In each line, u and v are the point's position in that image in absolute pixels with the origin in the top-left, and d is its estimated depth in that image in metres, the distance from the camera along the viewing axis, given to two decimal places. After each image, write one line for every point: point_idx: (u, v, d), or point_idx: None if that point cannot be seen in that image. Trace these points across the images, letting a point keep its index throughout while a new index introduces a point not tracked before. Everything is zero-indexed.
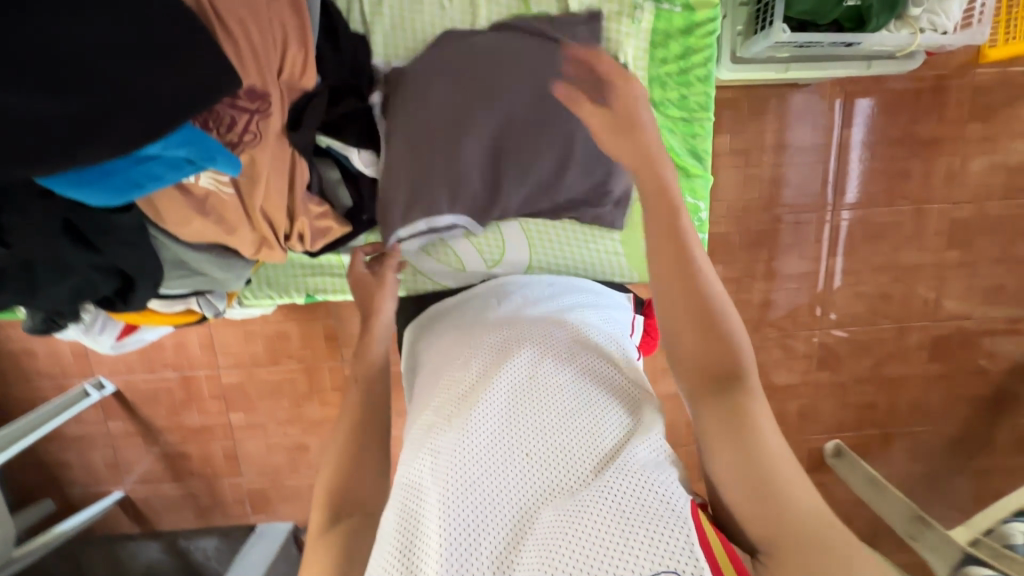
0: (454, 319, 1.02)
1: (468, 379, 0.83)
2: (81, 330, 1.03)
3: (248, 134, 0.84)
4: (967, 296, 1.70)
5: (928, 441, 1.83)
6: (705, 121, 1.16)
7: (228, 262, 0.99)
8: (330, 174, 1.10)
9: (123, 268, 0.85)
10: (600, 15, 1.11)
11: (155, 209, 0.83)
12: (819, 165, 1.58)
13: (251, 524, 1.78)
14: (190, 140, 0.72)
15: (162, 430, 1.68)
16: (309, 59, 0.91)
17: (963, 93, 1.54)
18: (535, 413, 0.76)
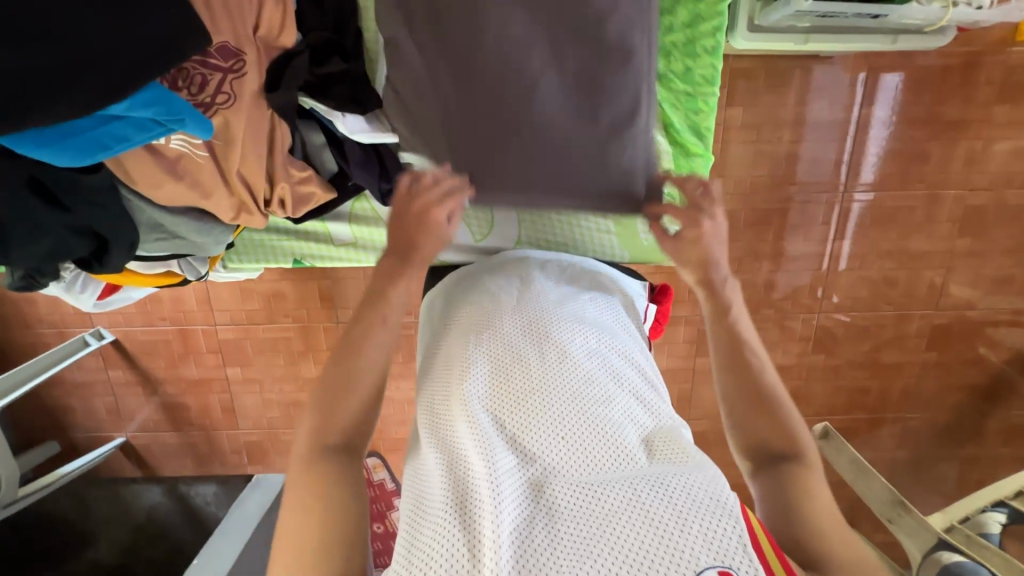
0: (464, 296, 0.97)
1: (498, 357, 0.81)
2: (63, 288, 1.04)
3: (221, 94, 0.86)
4: (974, 285, 1.66)
5: (918, 427, 1.84)
6: (710, 96, 1.10)
7: (206, 228, 0.99)
8: (313, 138, 1.06)
9: (96, 229, 0.86)
10: None
11: (125, 171, 0.85)
12: (834, 144, 1.52)
13: (248, 474, 1.84)
14: (155, 101, 0.76)
15: (161, 380, 1.71)
16: (286, 15, 0.90)
17: (994, 73, 1.45)
18: (572, 398, 0.76)
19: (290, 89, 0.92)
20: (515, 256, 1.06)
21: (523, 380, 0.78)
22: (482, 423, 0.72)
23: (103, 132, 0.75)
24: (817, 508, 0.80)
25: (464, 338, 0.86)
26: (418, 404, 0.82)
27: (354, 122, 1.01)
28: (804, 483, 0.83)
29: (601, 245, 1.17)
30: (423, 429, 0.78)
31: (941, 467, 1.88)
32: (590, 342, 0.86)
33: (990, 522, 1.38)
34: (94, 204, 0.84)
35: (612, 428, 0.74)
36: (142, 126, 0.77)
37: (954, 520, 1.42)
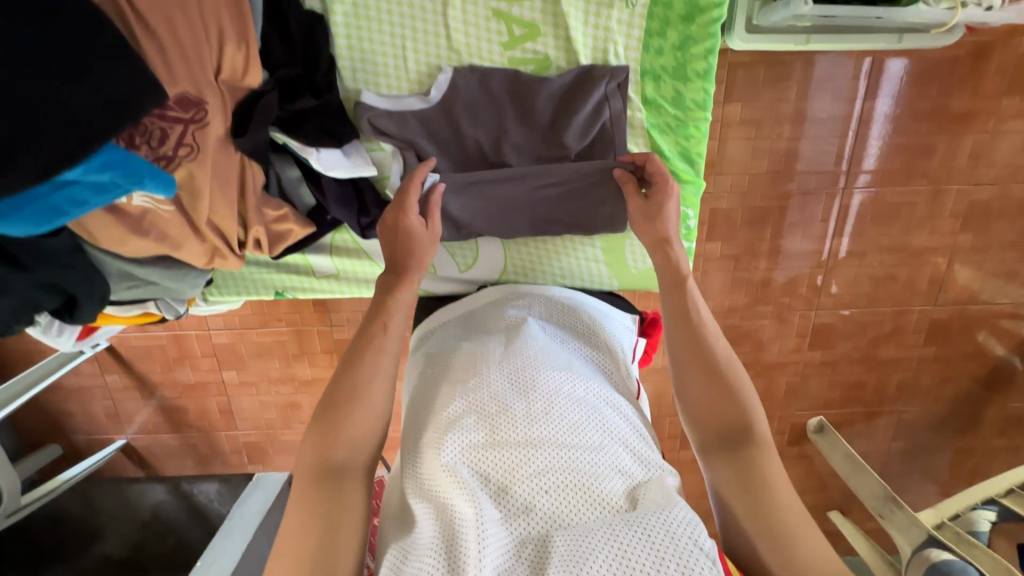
0: (448, 342, 0.96)
1: (481, 406, 0.80)
2: (39, 331, 0.98)
3: (183, 147, 0.83)
4: (974, 280, 1.64)
5: (913, 419, 1.84)
6: (700, 121, 1.07)
7: (180, 274, 0.98)
8: (289, 172, 1.02)
9: (65, 289, 0.84)
10: (591, 4, 0.99)
11: (87, 231, 0.82)
12: (835, 139, 1.47)
13: (250, 472, 1.87)
14: (111, 164, 0.70)
15: (158, 384, 1.72)
16: (250, 56, 0.85)
17: (1004, 63, 1.40)
18: (556, 448, 0.75)
19: (257, 134, 0.89)
20: (500, 292, 1.04)
21: (508, 430, 0.77)
22: (466, 478, 0.72)
23: (57, 199, 0.68)
24: (769, 473, 0.88)
25: (448, 385, 0.85)
26: (402, 452, 0.82)
27: (329, 157, 0.96)
28: (761, 467, 0.88)
29: (589, 273, 1.15)
30: (409, 480, 0.78)
31: (934, 458, 1.90)
32: (575, 386, 0.84)
33: (979, 520, 1.41)
34: (63, 265, 0.81)
35: (598, 478, 0.74)
36: (96, 188, 0.71)
37: (945, 518, 1.44)
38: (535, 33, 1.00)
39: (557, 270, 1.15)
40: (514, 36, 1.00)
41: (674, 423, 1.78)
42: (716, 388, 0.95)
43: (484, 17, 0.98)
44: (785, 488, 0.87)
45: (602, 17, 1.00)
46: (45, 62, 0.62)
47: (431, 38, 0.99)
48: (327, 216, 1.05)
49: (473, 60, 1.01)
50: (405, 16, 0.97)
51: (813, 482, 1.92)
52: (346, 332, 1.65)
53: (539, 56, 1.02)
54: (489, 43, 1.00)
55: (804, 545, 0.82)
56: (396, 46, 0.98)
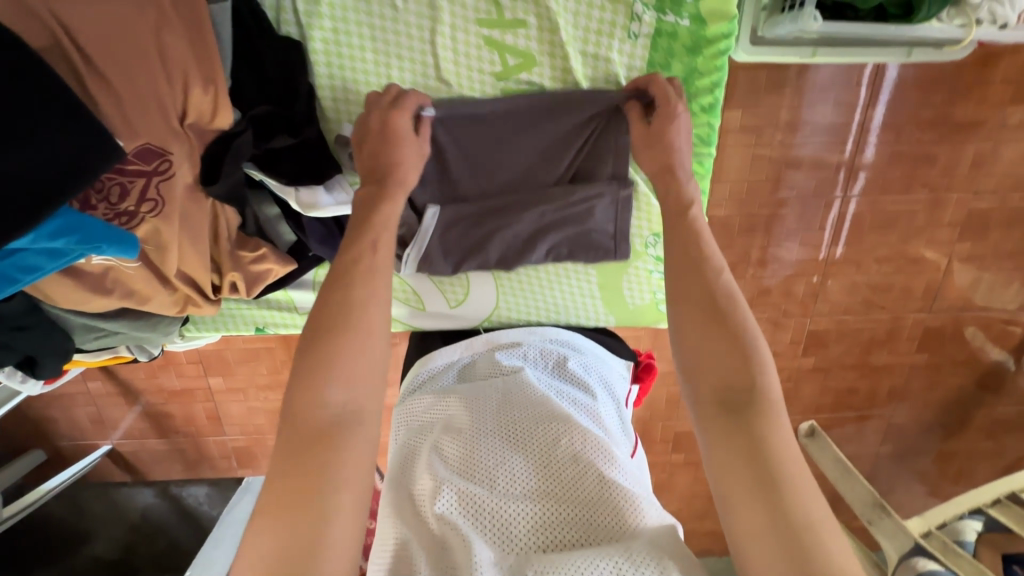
0: (441, 395, 0.95)
1: (482, 458, 0.81)
2: (6, 378, 0.99)
3: (147, 202, 0.82)
4: (970, 288, 1.63)
5: (902, 423, 1.86)
6: (705, 157, 1.03)
7: (145, 323, 1.00)
8: (267, 211, 0.99)
9: (24, 348, 0.87)
10: (586, 33, 0.94)
11: (44, 293, 0.85)
12: (836, 147, 1.44)
13: (240, 476, 1.85)
14: (65, 229, 0.70)
15: (142, 391, 1.68)
16: (218, 100, 0.83)
17: (1011, 69, 1.36)
18: (556, 501, 0.76)
19: (230, 177, 0.87)
20: (491, 343, 1.05)
21: (509, 483, 0.78)
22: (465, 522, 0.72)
23: (13, 264, 0.70)
24: (780, 448, 0.74)
25: (447, 436, 0.85)
26: (394, 500, 0.80)
27: (310, 194, 0.93)
28: (768, 438, 0.75)
29: (582, 309, 1.16)
30: (400, 528, 0.75)
31: (922, 460, 1.92)
32: (574, 440, 0.86)
33: (966, 530, 1.42)
34: (20, 327, 0.85)
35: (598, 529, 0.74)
36: (54, 252, 0.72)
37: (931, 527, 1.46)
38: (529, 64, 0.96)
39: (551, 306, 1.16)
40: (507, 66, 0.96)
41: (666, 428, 1.78)
42: (713, 335, 0.83)
43: (476, 45, 0.94)
44: (799, 470, 0.73)
45: (597, 48, 0.95)
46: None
47: (421, 68, 0.95)
48: (309, 253, 1.03)
49: (463, 93, 0.97)
50: (393, 45, 0.93)
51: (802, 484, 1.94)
52: None
53: (536, 87, 0.98)
54: (479, 72, 0.96)
55: (818, 537, 0.68)
56: (384, 77, 0.95)
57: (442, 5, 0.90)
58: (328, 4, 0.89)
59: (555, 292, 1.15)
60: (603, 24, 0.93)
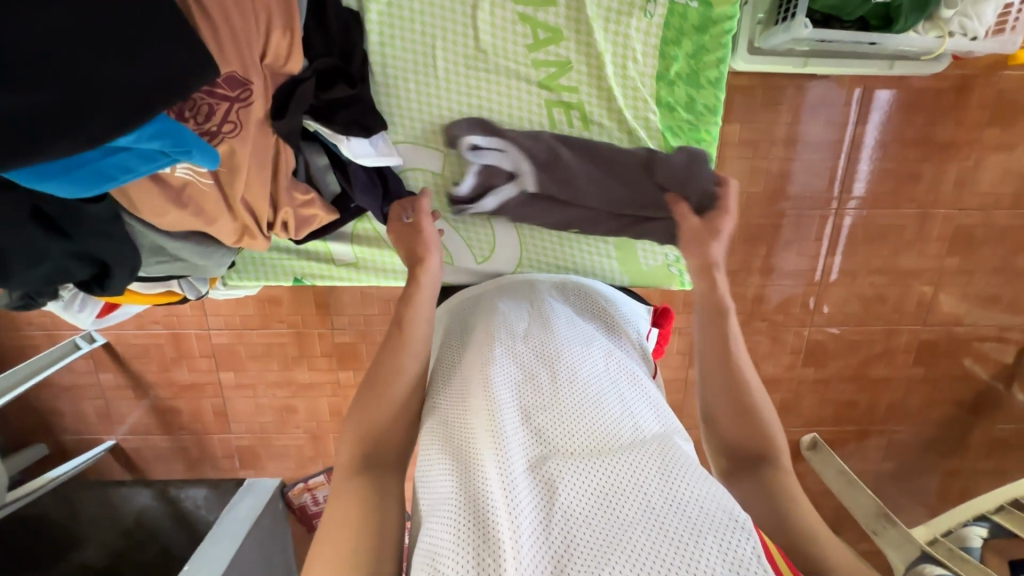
0: (468, 323, 1.00)
1: (510, 375, 0.85)
2: (61, 305, 1.01)
3: (228, 123, 0.81)
4: (961, 302, 1.69)
5: (903, 439, 1.87)
6: (711, 126, 1.08)
7: (208, 250, 0.98)
8: (317, 160, 1.02)
9: (98, 257, 0.83)
10: (606, 11, 0.99)
11: (129, 201, 0.81)
12: (829, 162, 1.54)
13: (240, 478, 1.83)
14: (161, 133, 0.69)
15: (153, 384, 1.70)
16: (295, 43, 0.84)
17: (986, 95, 1.48)
18: (582, 414, 0.80)
19: (297, 115, 0.89)
20: (518, 279, 1.09)
21: (536, 396, 0.82)
22: (498, 430, 0.76)
23: (101, 165, 0.67)
24: (799, 510, 0.84)
25: (474, 356, 0.89)
26: (432, 422, 0.86)
27: (359, 145, 0.96)
28: (779, 483, 0.88)
29: (600, 269, 1.16)
30: (441, 445, 0.81)
31: (924, 478, 1.92)
32: (597, 363, 0.89)
33: (971, 536, 1.42)
34: (101, 235, 0.80)
35: (622, 439, 0.78)
36: (141, 154, 0.70)
37: (937, 534, 1.47)
38: (558, 38, 1.00)
39: (571, 265, 1.16)
40: (539, 39, 1.00)
41: None
42: (744, 414, 0.94)
43: (508, 16, 0.98)
44: (822, 526, 0.82)
45: (622, 24, 1.00)
46: (100, 36, 0.59)
47: (460, 37, 0.98)
48: (351, 205, 1.07)
49: (496, 63, 1.01)
50: (433, 13, 0.96)
51: (806, 501, 1.93)
52: (347, 336, 1.65)
53: (561, 58, 1.01)
54: (508, 42, 0.99)
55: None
56: (426, 46, 0.98)
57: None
58: None
59: (575, 251, 1.16)
60: (623, 4, 0.99)
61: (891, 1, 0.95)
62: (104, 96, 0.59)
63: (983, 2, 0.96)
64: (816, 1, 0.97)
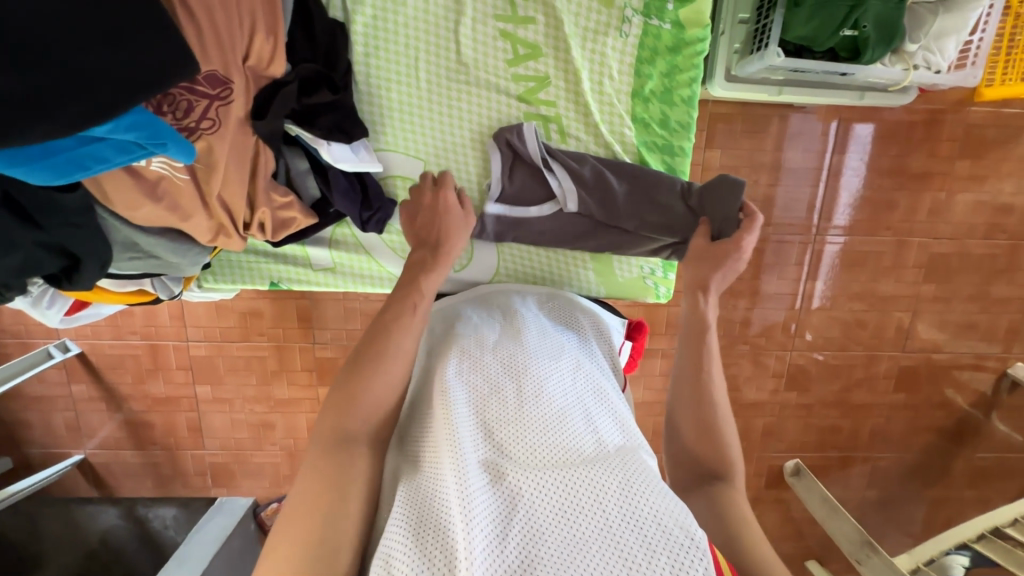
0: (438, 331, 0.99)
1: (475, 387, 0.84)
2: (29, 302, 1.00)
3: (206, 120, 0.83)
4: (939, 329, 1.72)
5: (886, 467, 1.87)
6: (685, 143, 1.11)
7: (183, 247, 0.97)
8: (298, 164, 1.03)
9: (68, 248, 0.81)
10: (585, 30, 1.03)
11: (102, 191, 0.81)
12: (807, 189, 1.58)
13: (212, 497, 1.78)
14: (138, 124, 0.69)
15: (127, 397, 1.66)
16: (278, 48, 0.87)
17: (955, 129, 1.54)
18: (545, 428, 0.80)
19: (276, 117, 0.90)
20: (498, 289, 1.09)
21: (500, 407, 0.81)
22: (459, 439, 0.75)
23: (79, 154, 0.67)
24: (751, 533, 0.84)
25: (441, 365, 0.89)
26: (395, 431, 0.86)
27: (339, 150, 0.97)
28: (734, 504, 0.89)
29: (575, 279, 1.18)
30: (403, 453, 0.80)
31: (908, 508, 1.90)
32: (565, 378, 0.89)
33: (953, 565, 1.40)
34: (70, 223, 0.79)
35: (583, 453, 0.78)
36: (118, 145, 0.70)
37: (920, 563, 1.43)
38: (537, 54, 1.03)
39: (547, 276, 1.18)
40: (518, 54, 1.03)
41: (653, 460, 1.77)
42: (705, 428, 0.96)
43: (489, 33, 1.01)
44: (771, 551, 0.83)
45: (597, 43, 1.03)
46: (82, 27, 0.60)
47: (442, 49, 1.01)
48: (330, 210, 1.07)
49: (476, 77, 1.03)
50: (416, 25, 0.99)
51: (790, 529, 1.91)
52: (328, 351, 1.64)
53: (540, 74, 1.04)
54: (490, 56, 1.02)
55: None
56: (409, 57, 1.01)
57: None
58: None
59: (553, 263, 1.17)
60: (600, 24, 1.02)
61: (858, 33, 0.99)
62: (80, 85, 0.59)
63: (945, 38, 1.02)
64: (787, 31, 1.01)
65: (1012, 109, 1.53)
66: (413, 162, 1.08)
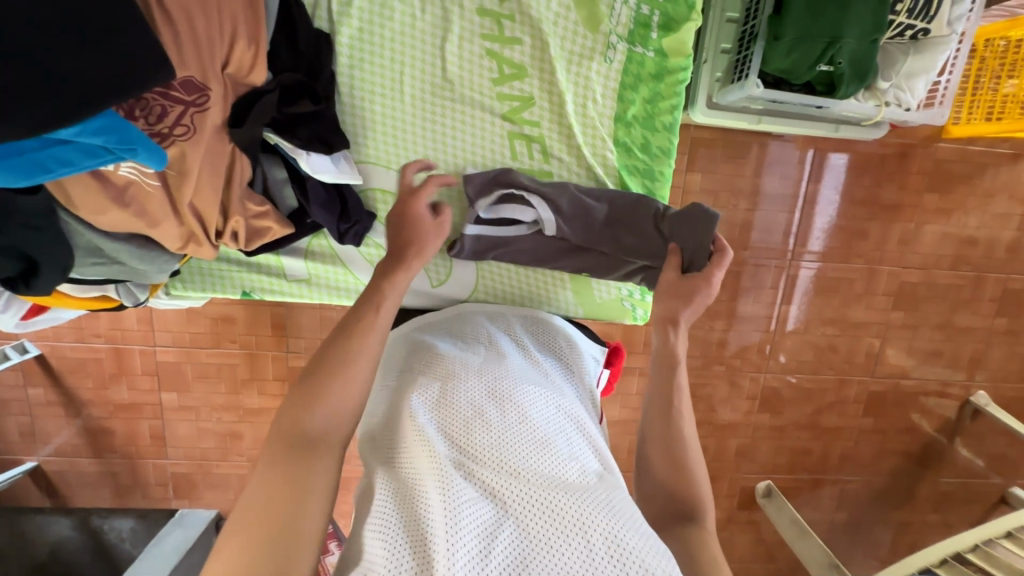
0: (418, 351, 0.97)
1: (457, 411, 0.82)
2: None
3: (180, 126, 0.82)
4: (907, 356, 1.77)
5: (855, 490, 1.90)
6: (665, 167, 1.12)
7: (151, 255, 0.95)
8: (275, 172, 1.01)
9: (25, 252, 0.78)
10: (570, 53, 1.04)
11: (65, 195, 0.78)
12: (783, 215, 1.62)
13: (173, 509, 1.71)
14: (107, 129, 0.67)
15: (87, 402, 1.60)
16: (258, 55, 0.85)
17: (924, 163, 1.60)
18: (529, 455, 0.78)
19: (254, 125, 0.89)
20: (477, 309, 1.09)
21: (484, 432, 0.79)
22: (442, 464, 0.73)
23: (42, 156, 0.65)
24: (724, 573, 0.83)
25: (422, 389, 0.87)
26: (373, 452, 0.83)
27: (319, 161, 0.96)
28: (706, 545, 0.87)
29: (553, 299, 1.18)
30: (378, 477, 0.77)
31: (875, 530, 1.93)
32: (549, 404, 0.88)
33: None
34: (35, 229, 0.76)
35: (567, 482, 0.76)
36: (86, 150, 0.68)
37: None
38: (521, 75, 1.04)
39: (525, 294, 1.18)
40: (504, 74, 1.04)
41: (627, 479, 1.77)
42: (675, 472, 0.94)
43: (475, 52, 1.02)
44: None
45: (580, 66, 1.05)
46: (51, 28, 0.58)
47: (427, 64, 1.01)
48: (307, 220, 1.05)
49: (461, 94, 1.04)
50: (400, 38, 0.99)
51: (761, 551, 1.92)
52: (302, 361, 1.60)
53: (525, 94, 1.05)
54: (476, 74, 1.03)
55: None
56: (394, 71, 1.01)
57: (453, 15, 0.99)
58: (356, 6, 0.95)
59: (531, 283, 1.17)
60: (585, 49, 1.04)
61: (833, 69, 1.02)
62: (49, 88, 0.58)
63: (915, 78, 1.06)
64: (767, 63, 1.04)
65: (976, 147, 1.60)
66: (389, 174, 1.07)
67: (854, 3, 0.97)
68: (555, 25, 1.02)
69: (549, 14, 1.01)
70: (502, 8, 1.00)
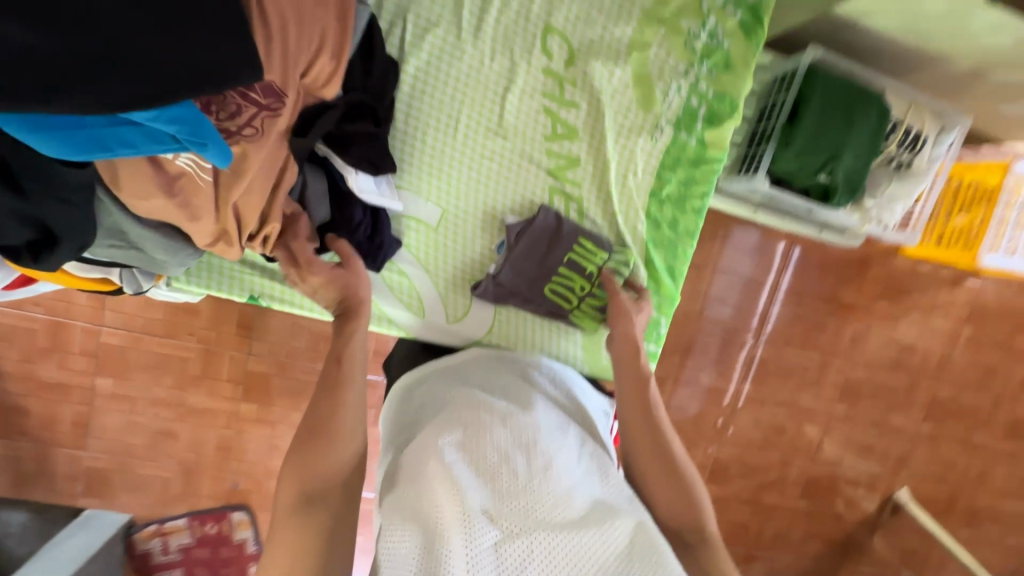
0: (441, 392, 0.94)
1: (478, 453, 0.80)
2: None
3: (250, 127, 0.73)
4: (843, 446, 1.89)
5: (781, 569, 1.97)
6: (688, 247, 1.17)
7: (177, 248, 0.80)
8: (317, 184, 0.93)
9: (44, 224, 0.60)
10: (619, 126, 1.08)
11: (113, 176, 0.66)
12: (755, 298, 1.73)
13: (78, 507, 1.53)
14: (182, 116, 0.56)
15: (5, 376, 1.43)
16: (338, 72, 0.80)
17: (880, 273, 1.76)
18: (552, 498, 0.75)
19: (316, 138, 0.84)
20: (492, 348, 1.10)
21: (506, 473, 0.77)
22: (464, 508, 0.71)
23: (99, 132, 0.53)
24: None
25: (443, 426, 0.84)
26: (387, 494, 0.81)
27: (365, 181, 0.94)
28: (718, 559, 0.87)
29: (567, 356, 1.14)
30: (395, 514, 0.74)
31: None
32: (569, 446, 0.86)
33: None
34: (62, 201, 0.58)
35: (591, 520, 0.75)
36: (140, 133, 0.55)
37: None
38: (572, 135, 1.07)
39: (531, 340, 1.13)
40: (557, 133, 1.06)
41: None
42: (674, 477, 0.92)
43: (534, 108, 1.04)
44: None
45: (625, 136, 1.09)
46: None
47: (484, 107, 1.02)
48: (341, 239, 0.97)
49: (512, 140, 1.05)
50: (464, 77, 1.00)
51: None
52: (262, 365, 1.52)
53: (572, 156, 1.08)
54: (529, 129, 1.05)
55: None
56: (450, 109, 1.01)
57: (519, 69, 1.02)
58: (429, 40, 0.97)
59: (540, 328, 1.13)
60: (636, 126, 1.08)
61: (831, 181, 1.11)
62: (117, 61, 0.46)
63: (895, 201, 1.18)
64: (775, 163, 1.12)
65: (925, 267, 1.78)
66: (430, 209, 1.05)
67: (857, 128, 1.08)
68: (611, 95, 1.06)
69: (608, 86, 1.06)
70: (566, 70, 1.04)
